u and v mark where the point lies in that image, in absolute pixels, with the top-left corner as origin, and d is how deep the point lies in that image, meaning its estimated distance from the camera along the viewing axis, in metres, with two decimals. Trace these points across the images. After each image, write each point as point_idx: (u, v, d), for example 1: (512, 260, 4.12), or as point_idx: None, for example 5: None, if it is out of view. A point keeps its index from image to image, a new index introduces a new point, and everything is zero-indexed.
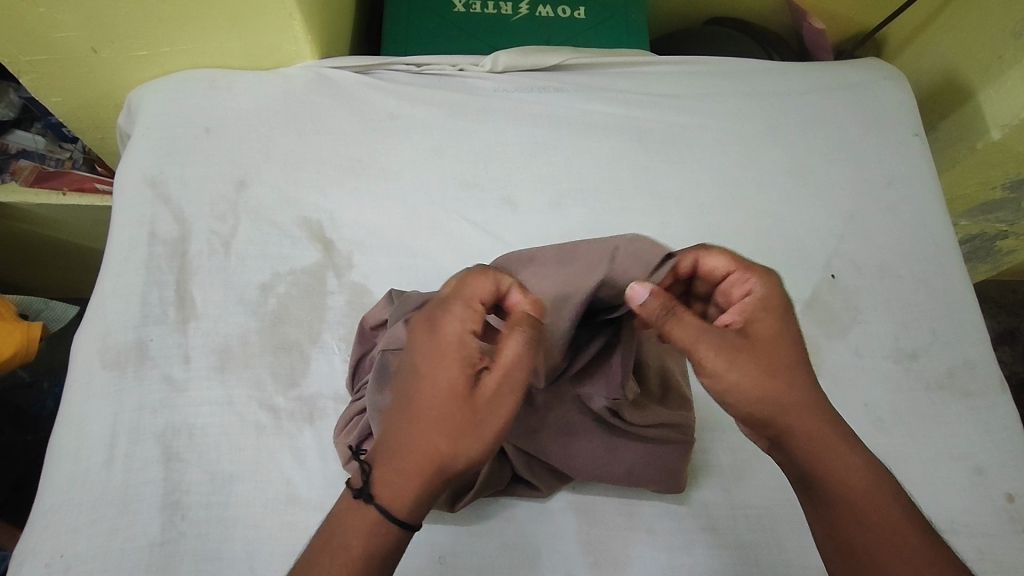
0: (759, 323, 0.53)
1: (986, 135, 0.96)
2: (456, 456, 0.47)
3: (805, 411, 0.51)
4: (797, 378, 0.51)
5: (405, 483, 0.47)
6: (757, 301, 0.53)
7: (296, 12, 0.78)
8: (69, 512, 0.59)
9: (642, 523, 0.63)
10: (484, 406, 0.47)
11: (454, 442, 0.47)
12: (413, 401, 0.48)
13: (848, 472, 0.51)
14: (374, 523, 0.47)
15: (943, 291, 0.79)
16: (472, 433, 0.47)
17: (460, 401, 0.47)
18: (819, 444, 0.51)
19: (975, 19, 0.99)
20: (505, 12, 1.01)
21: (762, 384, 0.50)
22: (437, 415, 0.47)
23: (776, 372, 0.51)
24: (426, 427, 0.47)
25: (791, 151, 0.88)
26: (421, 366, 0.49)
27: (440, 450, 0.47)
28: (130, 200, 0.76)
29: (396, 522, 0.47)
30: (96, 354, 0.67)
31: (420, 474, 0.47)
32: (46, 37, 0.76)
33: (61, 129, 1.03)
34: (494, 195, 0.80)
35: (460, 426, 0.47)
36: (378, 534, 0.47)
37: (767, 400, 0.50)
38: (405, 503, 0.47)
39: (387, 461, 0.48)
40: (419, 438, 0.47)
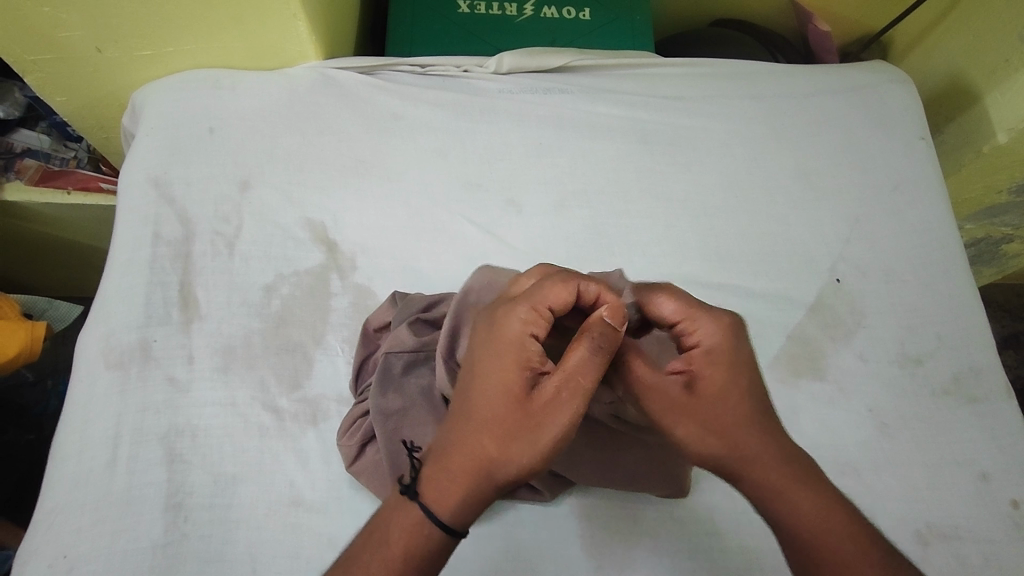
0: (709, 376, 0.51)
1: (993, 139, 0.95)
2: (510, 463, 0.46)
3: (759, 456, 0.49)
4: (745, 422, 0.49)
5: (456, 487, 0.46)
6: (708, 354, 0.51)
7: (301, 12, 0.78)
8: (73, 512, 0.60)
9: (645, 527, 0.63)
10: (543, 413, 0.47)
11: (509, 448, 0.46)
12: (472, 402, 0.48)
13: (811, 522, 0.47)
14: (418, 524, 0.45)
15: (948, 295, 0.78)
16: (529, 437, 0.46)
17: (521, 406, 0.47)
18: (777, 489, 0.48)
19: (982, 22, 0.98)
20: (510, 13, 1.01)
21: (708, 429, 0.49)
22: (494, 418, 0.47)
23: (723, 423, 0.49)
24: (480, 430, 0.47)
25: (796, 153, 0.87)
26: (484, 366, 0.49)
27: (493, 455, 0.46)
28: (134, 200, 0.76)
29: (442, 527, 0.45)
30: (100, 354, 0.67)
31: (473, 478, 0.46)
32: (51, 37, 0.76)
33: (66, 128, 1.03)
34: (498, 197, 0.80)
35: (516, 431, 0.47)
36: (422, 537, 0.45)
37: (716, 445, 0.49)
38: (455, 505, 0.46)
39: (444, 461, 0.47)
40: (473, 440, 0.47)
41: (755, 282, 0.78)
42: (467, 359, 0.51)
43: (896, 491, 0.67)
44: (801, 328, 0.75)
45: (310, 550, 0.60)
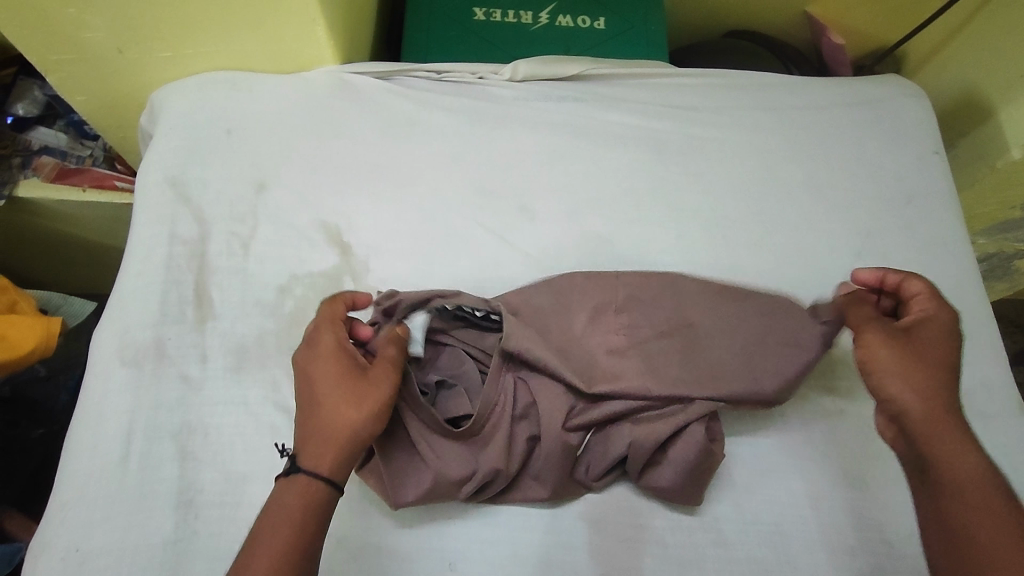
0: (924, 331, 0.57)
1: (1006, 154, 0.95)
2: (363, 422, 0.52)
3: (929, 410, 0.53)
4: (947, 377, 0.55)
5: (325, 453, 0.51)
6: (929, 319, 0.58)
7: (320, 17, 0.78)
8: (85, 507, 0.60)
9: (653, 535, 0.63)
10: (374, 379, 0.54)
11: (358, 409, 0.52)
12: (318, 389, 0.53)
13: (965, 469, 0.51)
14: (304, 491, 0.49)
15: (961, 310, 0.78)
16: (371, 398, 0.53)
17: (357, 381, 0.53)
18: (942, 441, 0.52)
19: (996, 38, 0.99)
20: (525, 21, 1.02)
21: (921, 371, 0.55)
22: (341, 395, 0.53)
23: (922, 370, 0.55)
24: (332, 404, 0.52)
25: (809, 165, 0.87)
26: (317, 367, 0.54)
27: (347, 419, 0.52)
28: (151, 199, 0.77)
29: (322, 485, 0.50)
30: (115, 351, 0.68)
31: (340, 446, 0.51)
32: (74, 37, 0.77)
33: (84, 125, 1.05)
34: (511, 203, 0.81)
35: (364, 395, 0.53)
36: (305, 501, 0.49)
37: (928, 392, 0.54)
38: (333, 469, 0.50)
39: (312, 442, 0.51)
40: (329, 412, 0.52)
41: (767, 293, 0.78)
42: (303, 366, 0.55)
43: (905, 506, 0.67)
44: None
45: None
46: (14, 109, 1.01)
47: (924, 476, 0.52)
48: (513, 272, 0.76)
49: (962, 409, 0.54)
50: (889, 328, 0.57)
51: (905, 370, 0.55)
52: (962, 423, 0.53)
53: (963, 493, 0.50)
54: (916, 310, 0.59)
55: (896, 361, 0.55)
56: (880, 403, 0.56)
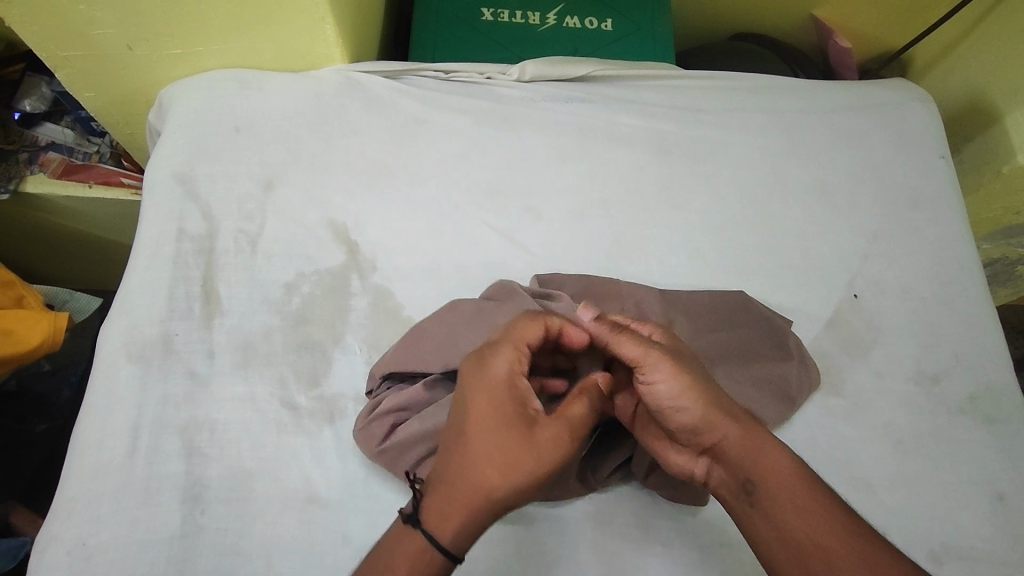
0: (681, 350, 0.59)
1: (1012, 159, 0.95)
2: (505, 491, 0.49)
3: (744, 420, 0.55)
4: (719, 391, 0.56)
5: (454, 518, 0.49)
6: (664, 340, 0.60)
7: (329, 16, 0.79)
8: (92, 501, 0.60)
9: (658, 536, 0.63)
10: (541, 449, 0.50)
11: (507, 478, 0.49)
12: (470, 434, 0.50)
13: (782, 472, 0.52)
14: (420, 551, 0.48)
15: (966, 315, 0.78)
16: (523, 469, 0.49)
17: (518, 442, 0.50)
18: (750, 451, 0.53)
19: (1002, 44, 0.99)
20: (533, 22, 1.02)
21: (700, 394, 0.55)
22: (497, 456, 0.49)
23: (697, 385, 0.55)
24: (475, 462, 0.49)
25: (815, 168, 0.88)
26: (475, 405, 0.51)
27: (491, 487, 0.49)
28: (160, 196, 0.77)
29: (443, 552, 0.48)
30: (123, 346, 0.68)
31: (471, 513, 0.49)
32: (84, 34, 0.78)
33: (91, 122, 1.04)
34: (518, 203, 0.81)
35: (516, 464, 0.49)
36: (423, 561, 0.48)
37: (709, 410, 0.54)
38: (452, 535, 0.49)
39: (441, 497, 0.49)
40: (475, 472, 0.49)
41: (773, 295, 0.78)
42: (462, 394, 0.53)
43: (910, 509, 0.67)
44: (818, 342, 0.75)
45: (324, 548, 0.61)
46: (22, 104, 1.00)
47: (752, 497, 0.53)
48: (519, 272, 0.77)
49: (740, 409, 0.55)
50: (661, 352, 0.56)
51: (688, 387, 0.55)
52: (759, 425, 0.55)
53: (789, 502, 0.51)
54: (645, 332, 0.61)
55: (678, 383, 0.55)
56: (697, 436, 0.55)
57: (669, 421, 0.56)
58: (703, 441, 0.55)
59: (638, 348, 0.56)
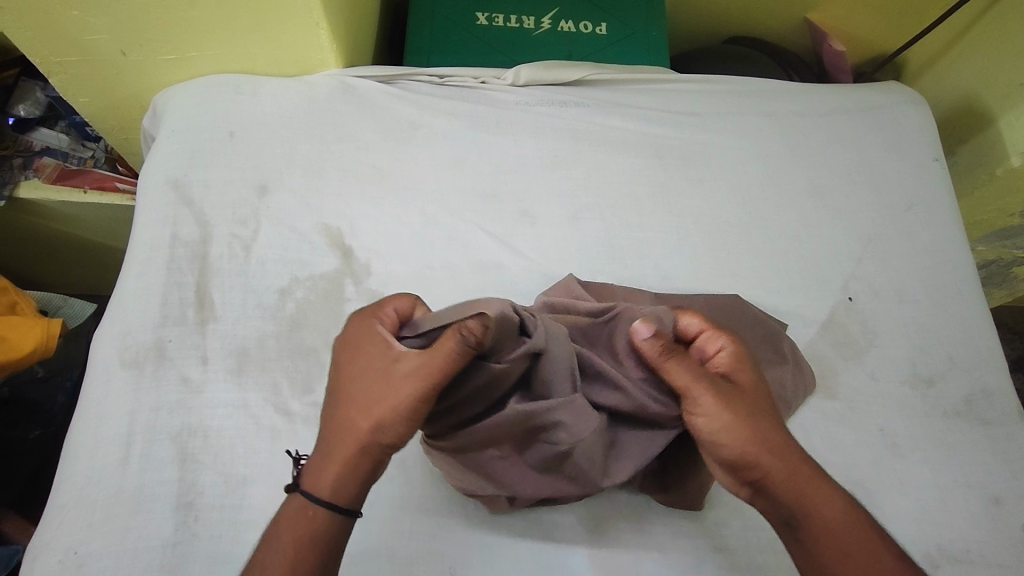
0: (738, 374, 0.55)
1: (1005, 161, 0.96)
2: (381, 432, 0.50)
3: (789, 458, 0.52)
4: (770, 422, 0.53)
5: (329, 474, 0.49)
6: (729, 356, 0.55)
7: (323, 21, 0.79)
8: (84, 509, 0.60)
9: (654, 542, 0.63)
10: (400, 385, 0.49)
11: (373, 411, 0.50)
12: (348, 390, 0.51)
13: (824, 513, 0.50)
14: (301, 509, 0.49)
15: (960, 317, 0.78)
16: (389, 404, 0.49)
17: (382, 379, 0.50)
18: (796, 487, 0.51)
19: (996, 46, 0.99)
20: (527, 26, 1.02)
21: (747, 429, 0.51)
22: (361, 394, 0.50)
23: (748, 416, 0.52)
24: (348, 411, 0.51)
25: (810, 171, 0.88)
26: (357, 364, 0.52)
27: (361, 420, 0.50)
28: (154, 201, 0.77)
29: (323, 506, 0.48)
30: (116, 352, 0.68)
31: (348, 456, 0.49)
32: (78, 39, 0.77)
33: (85, 127, 1.05)
34: (513, 207, 0.81)
35: (377, 399, 0.50)
36: (307, 522, 0.48)
37: (753, 444, 0.51)
38: (331, 485, 0.49)
39: (322, 452, 0.50)
40: (342, 419, 0.51)
41: (768, 299, 0.78)
42: (336, 356, 0.53)
43: (908, 513, 0.66)
44: (814, 345, 0.75)
45: None
46: (15, 110, 1.01)
47: (797, 532, 0.51)
48: (514, 277, 0.76)
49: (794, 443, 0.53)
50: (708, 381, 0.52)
51: (729, 418, 0.52)
52: (815, 467, 0.52)
53: (837, 545, 0.49)
54: (709, 349, 0.56)
55: (723, 415, 0.52)
56: (739, 469, 0.52)
57: (713, 451, 0.52)
58: (746, 474, 0.52)
59: (687, 375, 0.53)
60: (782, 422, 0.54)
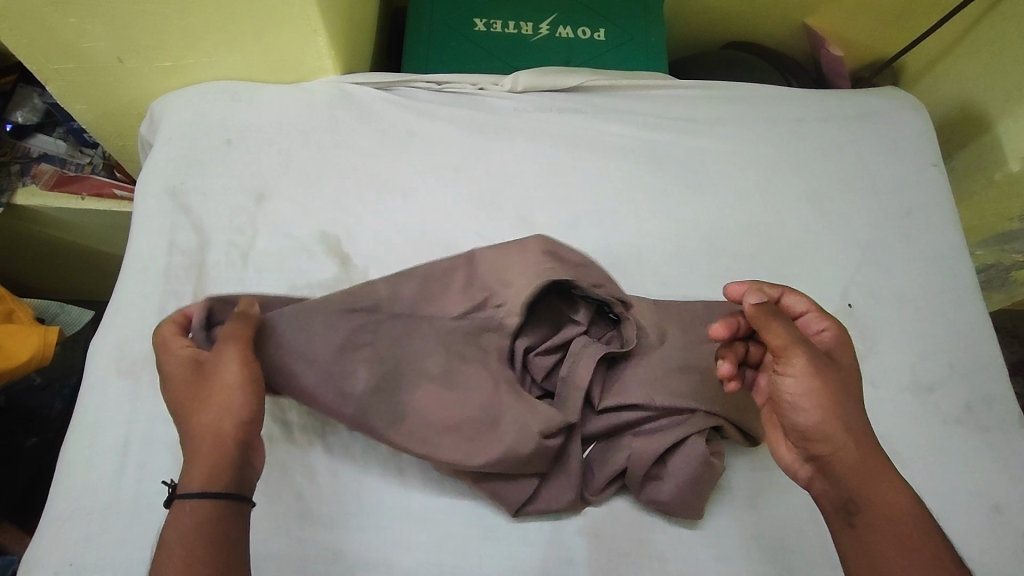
0: (836, 356, 0.58)
1: (1005, 167, 0.96)
2: (222, 417, 0.51)
3: (862, 445, 0.54)
4: (857, 412, 0.55)
5: (198, 468, 0.49)
6: (832, 338, 0.58)
7: (321, 28, 0.79)
8: (80, 520, 0.59)
9: (654, 551, 0.62)
10: (219, 374, 0.53)
11: (208, 407, 0.52)
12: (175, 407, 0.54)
13: (891, 505, 0.51)
14: (186, 510, 0.48)
15: (960, 323, 0.78)
16: (217, 395, 0.52)
17: (200, 385, 0.53)
18: (865, 472, 0.53)
19: (994, 52, 0.99)
20: (526, 32, 1.02)
21: (830, 405, 0.54)
22: (190, 403, 0.53)
23: (837, 392, 0.54)
24: (191, 419, 0.52)
25: (809, 177, 0.88)
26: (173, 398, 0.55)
27: (204, 419, 0.51)
28: (150, 209, 0.77)
29: (199, 495, 0.48)
30: (113, 362, 0.67)
31: (213, 451, 0.50)
32: (75, 46, 0.77)
33: (83, 133, 1.04)
34: (512, 214, 0.81)
35: (205, 397, 0.52)
36: (192, 517, 0.48)
37: (834, 419, 0.54)
38: (202, 476, 0.49)
39: (186, 459, 0.50)
40: (188, 430, 0.52)
41: None
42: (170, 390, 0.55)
43: None
44: None
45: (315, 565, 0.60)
46: (13, 117, 1.01)
47: (853, 517, 0.52)
48: None
49: (871, 435, 0.55)
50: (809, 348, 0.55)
51: (817, 389, 0.54)
52: (885, 461, 0.54)
53: (899, 538, 0.50)
54: (813, 330, 0.60)
55: (809, 385, 0.54)
56: (807, 440, 0.55)
57: (793, 412, 0.55)
58: (812, 446, 0.55)
59: (789, 336, 0.55)
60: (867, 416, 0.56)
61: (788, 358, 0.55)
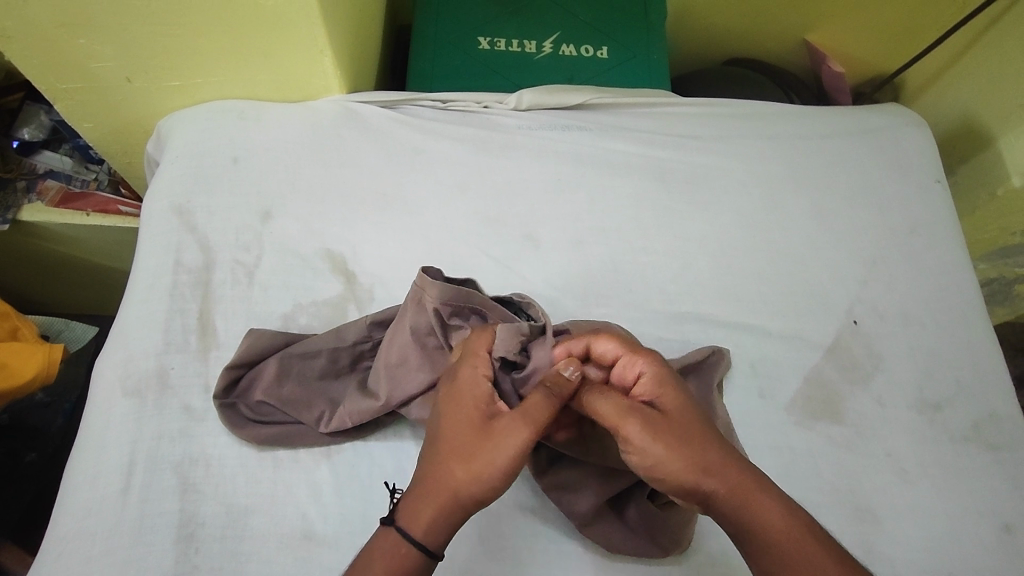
0: (664, 398, 0.54)
1: (1007, 182, 0.96)
2: (463, 478, 0.49)
3: (721, 476, 0.50)
4: (693, 441, 0.51)
5: (422, 514, 0.50)
6: (650, 380, 0.55)
7: (327, 48, 0.80)
8: (83, 541, 0.59)
9: (663, 571, 0.62)
10: (496, 435, 0.50)
11: (470, 469, 0.50)
12: (445, 442, 0.52)
13: (770, 526, 0.48)
14: (393, 546, 0.49)
15: (965, 340, 0.78)
16: (488, 464, 0.49)
17: (474, 435, 0.51)
18: (733, 503, 0.49)
19: (996, 69, 1.00)
20: (529, 50, 1.03)
21: (672, 454, 0.50)
22: (457, 446, 0.51)
23: (671, 440, 0.50)
24: (442, 460, 0.51)
25: (811, 193, 0.88)
26: (450, 416, 0.53)
27: (453, 476, 0.50)
28: (156, 227, 0.77)
29: (415, 544, 0.49)
30: (117, 380, 0.67)
31: (444, 507, 0.50)
32: (83, 67, 0.78)
33: (89, 150, 1.03)
34: (516, 231, 0.81)
35: (477, 454, 0.50)
36: (399, 559, 0.49)
37: (682, 466, 0.50)
38: (427, 528, 0.49)
39: (418, 494, 0.51)
40: (433, 472, 0.51)
41: (773, 322, 0.77)
42: (439, 413, 0.55)
43: (917, 541, 0.66)
44: (819, 369, 0.75)
45: None
46: (20, 133, 1.01)
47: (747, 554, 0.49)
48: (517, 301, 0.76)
49: (733, 456, 0.51)
50: (631, 411, 0.52)
51: (651, 448, 0.50)
52: (761, 479, 0.50)
53: (788, 558, 0.47)
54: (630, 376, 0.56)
55: (641, 445, 0.51)
56: (683, 493, 0.50)
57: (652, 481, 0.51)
58: (690, 495, 0.50)
59: (609, 404, 0.52)
60: (718, 431, 0.52)
61: (620, 427, 0.51)
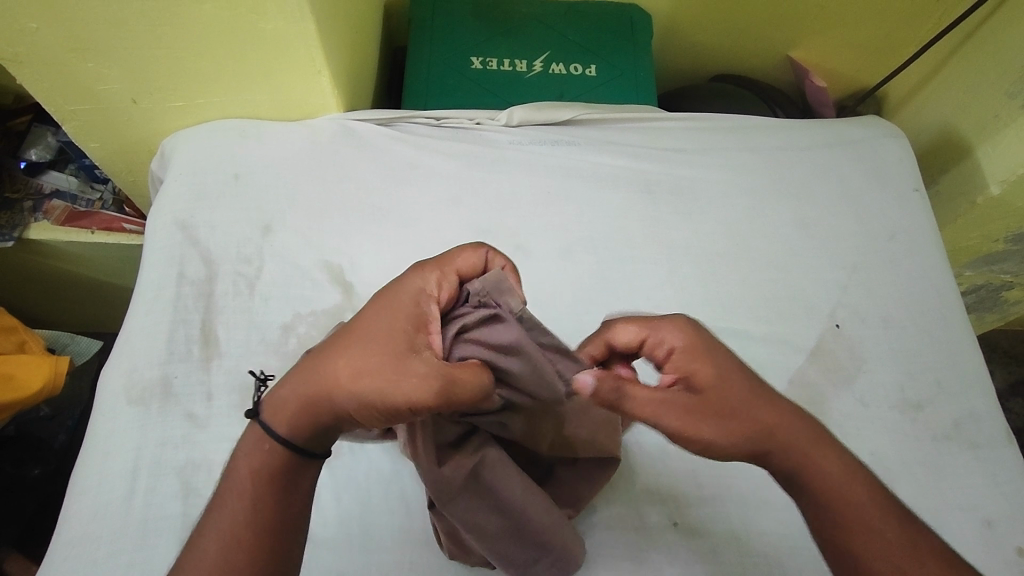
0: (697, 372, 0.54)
1: (986, 190, 0.99)
2: (347, 387, 0.48)
3: (786, 432, 0.53)
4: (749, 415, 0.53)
5: (291, 405, 0.50)
6: (681, 353, 0.55)
7: (325, 69, 0.83)
8: (88, 544, 0.61)
9: (651, 567, 0.64)
10: (397, 364, 0.48)
11: (358, 382, 0.48)
12: (349, 338, 0.50)
13: (830, 482, 0.52)
14: (259, 436, 0.51)
15: (946, 342, 0.80)
16: (375, 391, 0.47)
17: (384, 354, 0.48)
18: (796, 457, 0.53)
19: (972, 81, 1.03)
20: (521, 69, 1.07)
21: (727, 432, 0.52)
22: (361, 355, 0.48)
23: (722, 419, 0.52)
24: (336, 361, 0.49)
25: (794, 203, 0.91)
26: (369, 311, 0.51)
27: (338, 379, 0.48)
28: (160, 242, 0.80)
29: (277, 437, 0.50)
30: (123, 389, 0.70)
31: (315, 405, 0.49)
32: (91, 89, 0.81)
33: (94, 170, 1.07)
34: (509, 242, 0.84)
35: (370, 370, 0.48)
36: (262, 446, 0.50)
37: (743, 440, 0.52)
38: (291, 422, 0.50)
39: (296, 387, 0.50)
40: (324, 367, 0.49)
41: (757, 327, 0.80)
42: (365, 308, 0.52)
43: None
44: (802, 372, 0.77)
45: None
46: (27, 154, 1.05)
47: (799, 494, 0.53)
48: None
49: (796, 417, 0.54)
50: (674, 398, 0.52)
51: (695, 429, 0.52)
52: (821, 438, 0.54)
53: (845, 504, 0.51)
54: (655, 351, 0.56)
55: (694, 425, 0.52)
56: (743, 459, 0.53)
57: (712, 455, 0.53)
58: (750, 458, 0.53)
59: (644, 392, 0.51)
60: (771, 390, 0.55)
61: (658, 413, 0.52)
